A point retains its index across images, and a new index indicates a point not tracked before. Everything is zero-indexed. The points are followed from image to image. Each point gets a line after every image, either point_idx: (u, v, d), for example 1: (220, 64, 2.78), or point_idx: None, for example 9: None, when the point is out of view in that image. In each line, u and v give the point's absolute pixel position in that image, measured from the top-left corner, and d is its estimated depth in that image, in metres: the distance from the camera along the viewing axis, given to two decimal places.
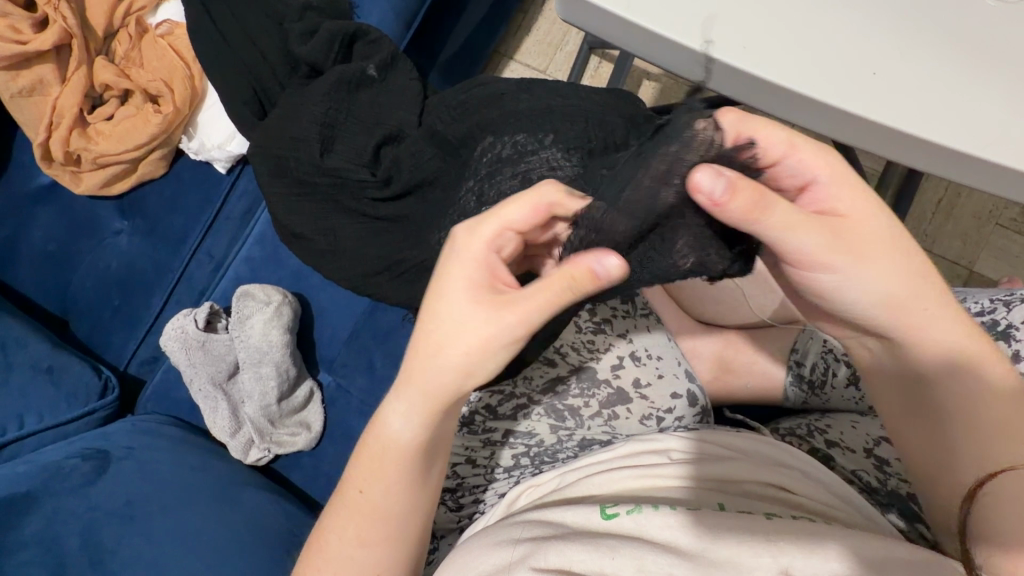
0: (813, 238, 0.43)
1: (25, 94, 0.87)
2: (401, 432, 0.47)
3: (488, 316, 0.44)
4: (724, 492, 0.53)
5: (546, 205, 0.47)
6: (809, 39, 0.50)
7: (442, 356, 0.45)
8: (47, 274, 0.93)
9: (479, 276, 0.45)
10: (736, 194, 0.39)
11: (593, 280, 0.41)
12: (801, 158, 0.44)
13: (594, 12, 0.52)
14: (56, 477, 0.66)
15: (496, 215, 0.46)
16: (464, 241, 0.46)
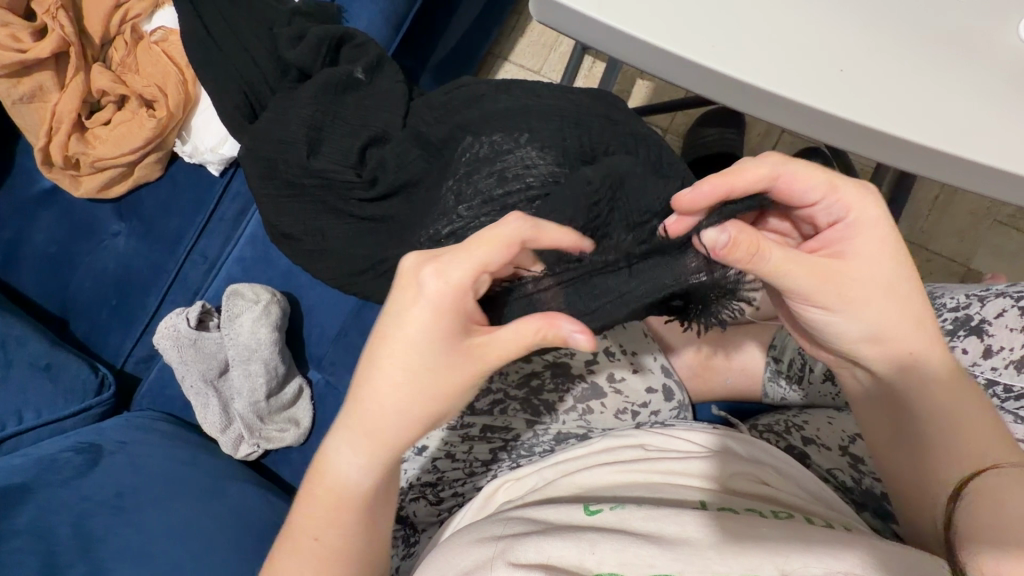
0: (814, 279, 0.48)
1: (26, 101, 0.90)
2: (353, 474, 0.49)
3: (463, 363, 0.46)
4: (707, 490, 0.53)
5: (517, 241, 0.46)
6: (776, 38, 0.51)
7: (405, 399, 0.46)
8: (48, 275, 0.95)
9: (452, 325, 0.46)
10: (733, 249, 0.45)
11: (564, 341, 0.46)
12: (842, 198, 0.50)
13: (566, 14, 0.53)
14: (50, 469, 0.68)
15: (471, 257, 0.45)
16: (437, 286, 0.45)
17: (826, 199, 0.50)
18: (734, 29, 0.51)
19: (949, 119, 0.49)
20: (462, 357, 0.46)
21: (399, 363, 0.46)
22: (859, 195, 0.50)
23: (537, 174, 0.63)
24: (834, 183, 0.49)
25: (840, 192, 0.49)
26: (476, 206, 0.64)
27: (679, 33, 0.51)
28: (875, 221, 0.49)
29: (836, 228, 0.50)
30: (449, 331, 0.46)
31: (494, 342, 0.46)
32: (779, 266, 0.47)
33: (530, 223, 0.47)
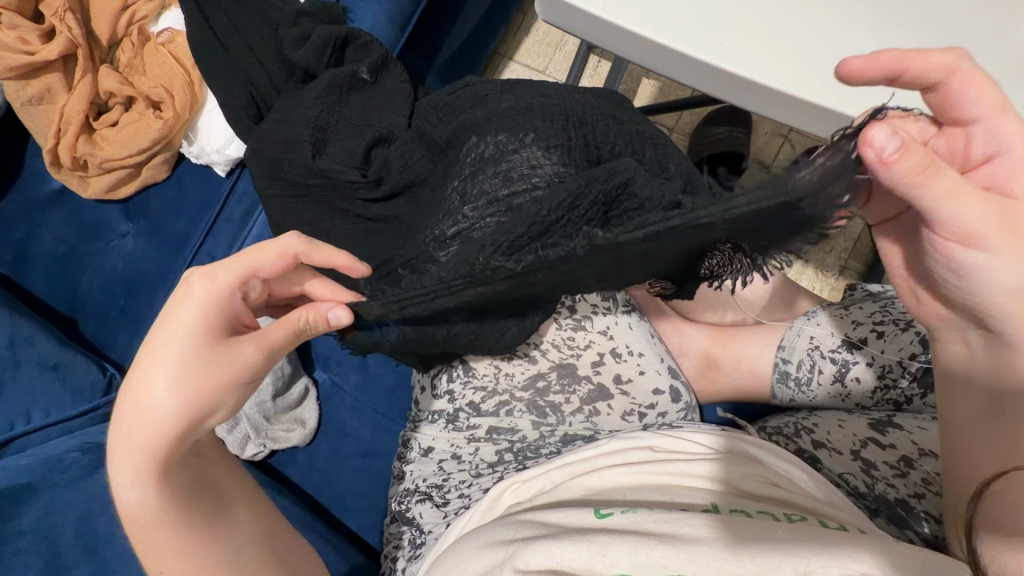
0: (978, 207, 0.41)
1: (35, 103, 0.91)
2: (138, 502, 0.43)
3: (228, 362, 0.44)
4: (732, 494, 0.52)
5: (293, 254, 0.48)
6: (784, 35, 0.50)
7: (159, 403, 0.42)
8: (57, 276, 0.96)
9: (213, 331, 0.44)
10: (905, 155, 0.38)
11: (327, 325, 0.49)
12: (999, 126, 0.44)
13: (569, 12, 0.53)
14: (56, 469, 0.69)
15: (239, 261, 0.45)
16: (201, 291, 0.44)
17: (977, 124, 0.44)
18: (742, 27, 0.50)
19: None
20: (220, 360, 0.44)
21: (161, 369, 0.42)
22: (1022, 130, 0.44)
23: (542, 173, 0.63)
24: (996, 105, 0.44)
25: (1001, 120, 0.44)
26: (481, 206, 0.64)
27: (686, 32, 0.50)
28: None
29: (992, 165, 0.44)
30: (210, 332, 0.43)
31: (253, 344, 0.45)
32: (950, 190, 0.41)
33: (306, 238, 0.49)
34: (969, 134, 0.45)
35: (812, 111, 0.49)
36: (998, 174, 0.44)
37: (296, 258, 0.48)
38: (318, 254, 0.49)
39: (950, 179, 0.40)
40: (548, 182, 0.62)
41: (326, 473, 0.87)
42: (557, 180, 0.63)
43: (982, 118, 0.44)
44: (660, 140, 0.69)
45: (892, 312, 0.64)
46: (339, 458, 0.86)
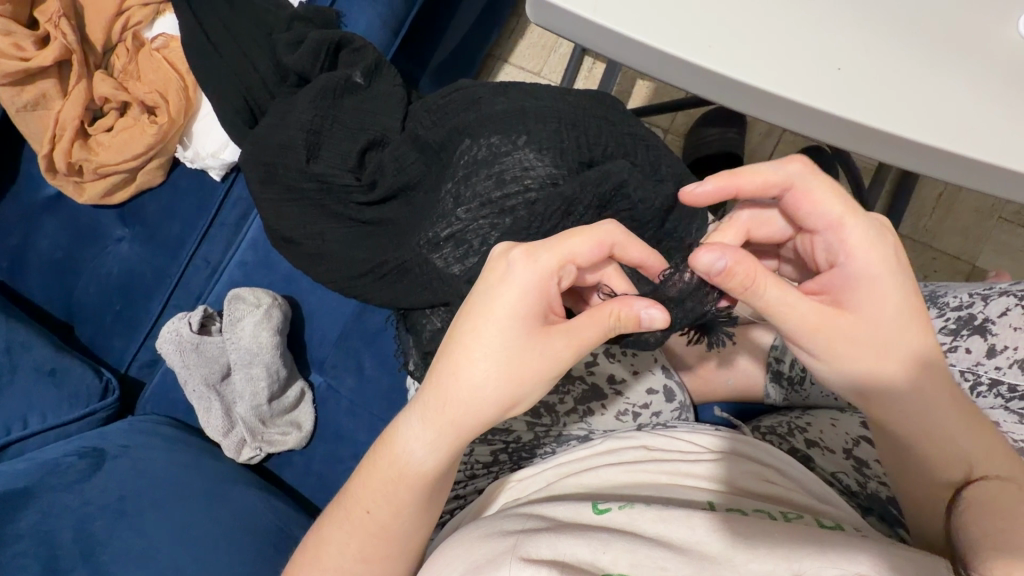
0: (797, 315, 0.45)
1: (30, 109, 0.91)
2: (405, 462, 0.47)
3: (542, 351, 0.45)
4: (739, 496, 0.52)
5: (611, 243, 0.47)
6: (778, 31, 0.49)
7: (482, 374, 0.45)
8: (53, 281, 0.96)
9: (540, 305, 0.46)
10: (731, 276, 0.43)
11: (637, 326, 0.46)
12: (846, 238, 0.47)
13: (561, 15, 0.50)
14: (52, 474, 0.69)
15: (563, 245, 0.46)
16: (518, 263, 0.46)
17: (824, 231, 0.48)
18: (738, 23, 0.49)
19: (957, 115, 0.48)
20: (539, 346, 0.45)
21: (481, 341, 0.45)
22: (864, 244, 0.46)
23: (535, 176, 0.64)
24: (840, 215, 0.47)
25: (844, 231, 0.47)
26: (474, 208, 0.65)
27: (677, 33, 0.48)
28: (881, 282, 0.46)
29: (832, 274, 0.48)
30: (539, 308, 0.46)
31: (576, 335, 0.45)
32: (773, 301, 0.45)
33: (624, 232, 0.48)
34: (818, 242, 0.49)
35: (804, 112, 0.48)
36: (835, 283, 0.47)
37: (611, 248, 0.48)
38: (629, 251, 0.49)
39: (777, 291, 0.44)
40: (541, 186, 0.64)
41: (323, 476, 0.87)
42: (549, 183, 0.64)
43: (829, 224, 0.47)
44: (651, 141, 0.69)
45: None
46: (335, 460, 0.87)
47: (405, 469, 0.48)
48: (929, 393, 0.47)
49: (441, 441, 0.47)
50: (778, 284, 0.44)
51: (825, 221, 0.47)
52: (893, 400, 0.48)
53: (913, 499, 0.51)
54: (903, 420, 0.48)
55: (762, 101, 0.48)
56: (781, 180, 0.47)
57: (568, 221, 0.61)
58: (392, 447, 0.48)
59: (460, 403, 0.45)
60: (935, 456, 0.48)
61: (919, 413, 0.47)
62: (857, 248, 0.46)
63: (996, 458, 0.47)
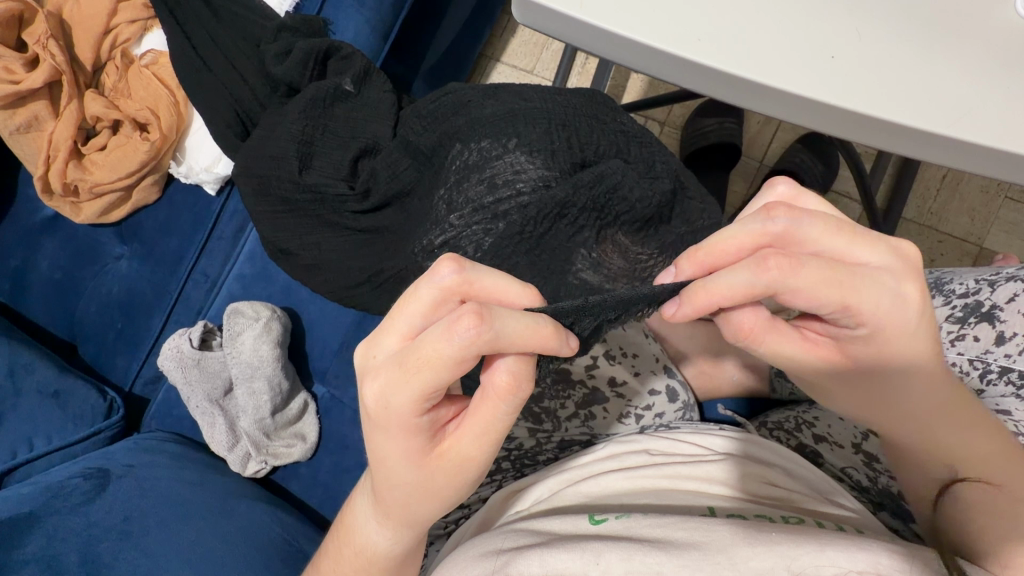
0: (805, 361, 0.46)
1: (23, 131, 0.91)
2: (364, 550, 0.48)
3: (444, 470, 0.41)
4: (760, 504, 0.51)
5: (467, 358, 0.35)
6: (768, 21, 0.47)
7: (408, 498, 0.43)
8: (55, 302, 0.97)
9: (414, 439, 0.40)
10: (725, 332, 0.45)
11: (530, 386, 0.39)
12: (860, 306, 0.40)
13: (548, 14, 0.49)
14: (57, 498, 0.69)
15: (415, 382, 0.36)
16: (376, 407, 0.39)
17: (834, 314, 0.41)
18: (727, 14, 0.47)
19: (953, 98, 0.46)
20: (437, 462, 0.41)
21: (392, 475, 0.42)
22: (891, 306, 0.40)
23: (526, 179, 0.63)
24: (843, 301, 0.40)
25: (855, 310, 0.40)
26: (466, 214, 0.64)
27: (663, 27, 0.47)
28: (897, 332, 0.42)
29: (841, 328, 0.44)
30: (416, 441, 0.40)
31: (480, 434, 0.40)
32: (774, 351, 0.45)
33: (491, 334, 0.35)
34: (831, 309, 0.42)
35: (797, 103, 0.47)
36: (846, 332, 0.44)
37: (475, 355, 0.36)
38: (506, 349, 0.36)
39: (780, 347, 0.45)
40: (534, 192, 0.63)
41: (329, 487, 0.87)
42: (541, 185, 0.63)
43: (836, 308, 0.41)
44: (644, 139, 0.69)
45: None
46: (341, 470, 0.86)
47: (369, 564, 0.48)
48: (927, 388, 0.46)
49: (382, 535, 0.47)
50: (777, 338, 0.45)
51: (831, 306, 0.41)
52: (899, 402, 0.47)
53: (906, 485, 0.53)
54: (896, 424, 0.49)
55: (751, 93, 0.48)
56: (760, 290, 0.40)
57: (562, 225, 0.61)
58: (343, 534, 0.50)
59: (401, 512, 0.45)
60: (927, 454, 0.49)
61: (909, 417, 0.48)
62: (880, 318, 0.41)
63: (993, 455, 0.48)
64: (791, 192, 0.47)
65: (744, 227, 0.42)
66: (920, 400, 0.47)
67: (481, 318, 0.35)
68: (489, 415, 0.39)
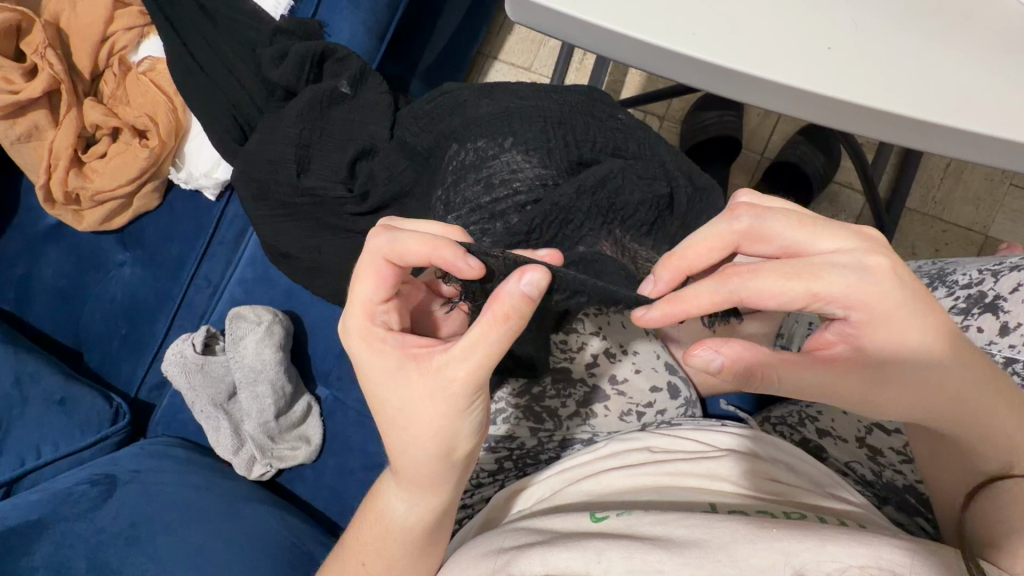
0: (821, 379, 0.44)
1: (24, 140, 0.91)
2: (407, 515, 0.48)
3: (438, 395, 0.42)
4: (768, 501, 0.51)
5: (378, 260, 0.44)
6: (762, 15, 0.47)
7: (427, 437, 0.44)
8: (59, 310, 0.98)
9: (389, 357, 0.44)
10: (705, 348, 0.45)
11: (528, 301, 0.40)
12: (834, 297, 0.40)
13: (542, 12, 0.48)
14: (64, 504, 0.70)
15: (355, 296, 0.45)
16: (344, 335, 0.47)
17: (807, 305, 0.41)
18: (721, 8, 0.47)
19: (952, 87, 0.46)
20: (430, 387, 0.42)
21: (413, 420, 0.43)
22: (862, 290, 0.40)
23: (523, 177, 0.63)
24: (807, 290, 0.40)
25: (868, 263, 0.40)
26: (464, 214, 0.64)
27: (656, 22, 0.47)
28: (895, 314, 0.40)
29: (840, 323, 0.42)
30: (392, 359, 0.44)
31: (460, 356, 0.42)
32: (790, 372, 0.44)
33: (389, 238, 0.43)
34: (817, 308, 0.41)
35: (795, 96, 0.47)
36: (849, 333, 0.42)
37: (388, 261, 0.44)
38: (405, 255, 0.43)
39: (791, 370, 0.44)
40: (531, 189, 0.63)
41: (335, 488, 0.87)
42: (539, 183, 0.63)
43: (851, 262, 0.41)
44: (641, 135, 0.69)
45: None
46: (346, 472, 0.86)
47: (413, 527, 0.48)
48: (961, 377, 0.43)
49: (415, 492, 0.47)
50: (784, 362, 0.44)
51: (845, 262, 0.41)
52: (939, 393, 0.44)
53: (942, 480, 0.50)
54: (946, 424, 0.45)
55: (747, 88, 0.47)
56: (724, 297, 0.42)
57: (566, 230, 0.61)
58: (379, 505, 0.49)
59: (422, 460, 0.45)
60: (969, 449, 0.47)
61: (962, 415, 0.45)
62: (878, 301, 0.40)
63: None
64: (750, 224, 0.44)
65: (713, 231, 0.45)
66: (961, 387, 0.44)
67: (387, 230, 0.44)
68: (483, 330, 0.41)
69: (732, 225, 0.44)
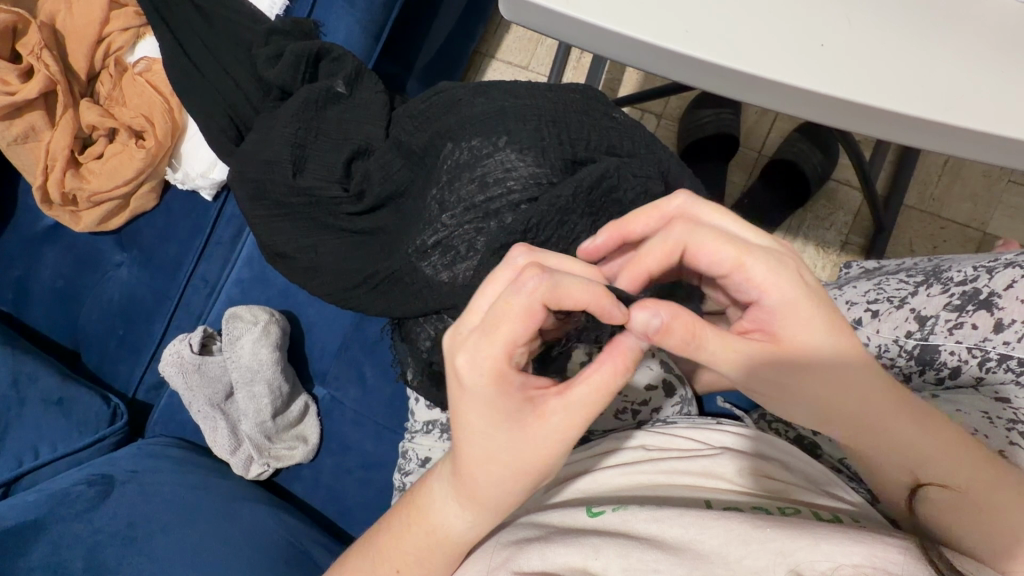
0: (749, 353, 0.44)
1: (20, 141, 0.91)
2: (464, 533, 0.47)
3: (542, 440, 0.42)
4: (770, 498, 0.51)
5: (542, 307, 0.39)
6: (756, 12, 0.47)
7: (507, 480, 0.44)
8: (58, 311, 0.98)
9: (512, 399, 0.42)
10: (668, 333, 0.40)
11: (641, 354, 0.42)
12: (749, 275, 0.44)
13: (536, 10, 0.48)
14: (62, 505, 0.70)
15: (499, 339, 0.40)
16: (467, 371, 0.42)
17: (731, 274, 0.45)
18: (713, 6, 0.47)
19: (946, 84, 0.46)
20: (537, 432, 0.42)
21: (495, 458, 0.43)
22: (771, 270, 0.44)
23: (518, 177, 0.64)
24: (738, 258, 0.44)
25: (748, 271, 0.44)
26: (459, 214, 0.65)
27: (649, 20, 0.46)
28: (803, 306, 0.44)
29: (756, 308, 0.45)
30: (512, 402, 0.42)
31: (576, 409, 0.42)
32: (721, 351, 0.44)
33: (550, 282, 0.39)
34: (735, 284, 0.45)
35: (789, 94, 0.46)
36: (763, 317, 0.45)
37: (544, 309, 0.40)
38: (565, 301, 0.40)
39: (718, 343, 0.43)
40: (525, 189, 0.64)
41: (333, 488, 0.87)
42: (534, 182, 0.64)
43: (731, 266, 0.44)
44: (635, 133, 0.69)
45: (887, 287, 0.66)
46: (343, 471, 0.87)
47: (469, 540, 0.47)
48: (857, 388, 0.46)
49: (481, 517, 0.46)
50: (718, 335, 0.43)
51: (728, 266, 0.44)
52: (843, 404, 0.46)
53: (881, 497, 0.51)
54: (857, 435, 0.48)
55: (741, 85, 0.47)
56: (673, 247, 0.45)
57: (561, 229, 0.62)
58: (431, 517, 0.47)
59: (490, 497, 0.45)
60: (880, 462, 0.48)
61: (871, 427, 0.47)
62: (773, 290, 0.44)
63: (951, 460, 0.46)
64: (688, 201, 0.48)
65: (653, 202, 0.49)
66: (859, 398, 0.46)
67: (540, 270, 0.40)
68: (606, 379, 0.41)
69: (632, 228, 0.49)
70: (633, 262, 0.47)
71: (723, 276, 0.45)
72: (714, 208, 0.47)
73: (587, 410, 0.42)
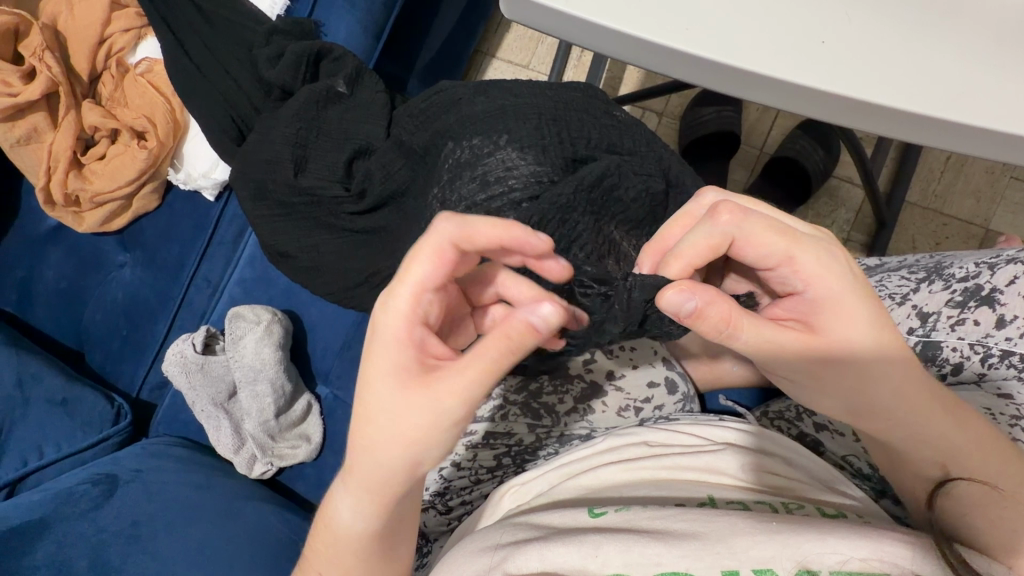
0: (787, 342, 0.44)
1: (23, 142, 0.92)
2: (354, 518, 0.46)
3: (422, 410, 0.41)
4: (779, 494, 0.51)
5: (446, 245, 0.41)
6: (757, 9, 0.47)
7: (395, 461, 0.42)
8: (61, 312, 0.98)
9: (409, 355, 0.42)
10: (701, 318, 0.42)
11: (535, 334, 0.39)
12: (799, 267, 0.44)
13: (536, 9, 0.48)
14: (67, 504, 0.71)
15: (409, 277, 0.41)
16: (380, 315, 0.43)
17: (778, 266, 0.45)
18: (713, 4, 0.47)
19: (947, 80, 0.46)
20: (417, 400, 0.41)
21: (386, 435, 0.42)
22: (819, 263, 0.44)
23: (518, 175, 0.64)
24: (787, 250, 0.44)
25: (797, 263, 0.44)
26: (460, 212, 0.65)
27: (649, 18, 0.47)
28: (844, 301, 0.44)
29: (794, 298, 0.46)
30: (410, 360, 0.42)
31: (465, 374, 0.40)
32: (755, 339, 0.44)
33: (459, 223, 0.42)
34: (780, 275, 0.46)
35: (790, 91, 0.46)
36: (803, 308, 0.45)
37: (453, 249, 0.42)
38: (474, 237, 0.42)
39: (759, 332, 0.43)
40: (525, 187, 0.63)
41: None
42: (534, 181, 0.64)
43: (781, 258, 0.44)
44: (635, 131, 0.69)
45: (889, 284, 0.66)
46: None
47: (364, 532, 0.47)
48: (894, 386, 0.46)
49: (367, 504, 0.45)
50: (751, 323, 0.43)
51: (777, 258, 0.45)
52: (880, 398, 0.46)
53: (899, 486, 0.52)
54: (891, 430, 0.48)
55: (742, 82, 0.47)
56: (721, 239, 0.45)
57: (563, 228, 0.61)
58: (335, 497, 0.48)
59: (376, 480, 0.44)
60: (908, 454, 0.49)
61: (908, 424, 0.47)
62: (822, 283, 0.44)
63: (978, 455, 0.47)
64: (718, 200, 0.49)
65: (684, 209, 0.50)
66: (896, 395, 0.46)
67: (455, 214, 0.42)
68: (491, 352, 0.40)
69: (669, 239, 0.50)
70: (676, 254, 0.46)
71: (771, 269, 0.45)
72: (750, 202, 0.48)
73: (470, 380, 0.40)
